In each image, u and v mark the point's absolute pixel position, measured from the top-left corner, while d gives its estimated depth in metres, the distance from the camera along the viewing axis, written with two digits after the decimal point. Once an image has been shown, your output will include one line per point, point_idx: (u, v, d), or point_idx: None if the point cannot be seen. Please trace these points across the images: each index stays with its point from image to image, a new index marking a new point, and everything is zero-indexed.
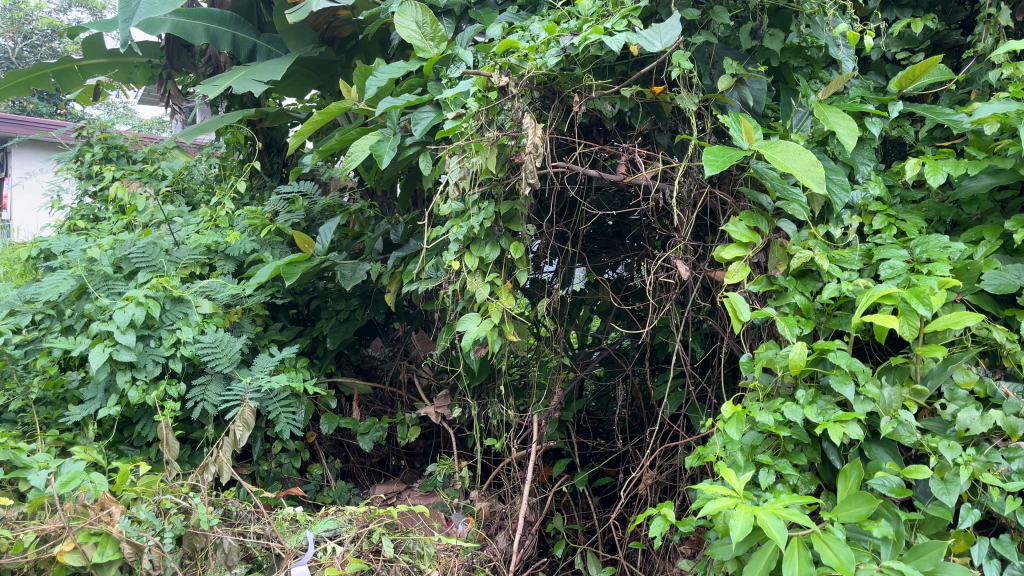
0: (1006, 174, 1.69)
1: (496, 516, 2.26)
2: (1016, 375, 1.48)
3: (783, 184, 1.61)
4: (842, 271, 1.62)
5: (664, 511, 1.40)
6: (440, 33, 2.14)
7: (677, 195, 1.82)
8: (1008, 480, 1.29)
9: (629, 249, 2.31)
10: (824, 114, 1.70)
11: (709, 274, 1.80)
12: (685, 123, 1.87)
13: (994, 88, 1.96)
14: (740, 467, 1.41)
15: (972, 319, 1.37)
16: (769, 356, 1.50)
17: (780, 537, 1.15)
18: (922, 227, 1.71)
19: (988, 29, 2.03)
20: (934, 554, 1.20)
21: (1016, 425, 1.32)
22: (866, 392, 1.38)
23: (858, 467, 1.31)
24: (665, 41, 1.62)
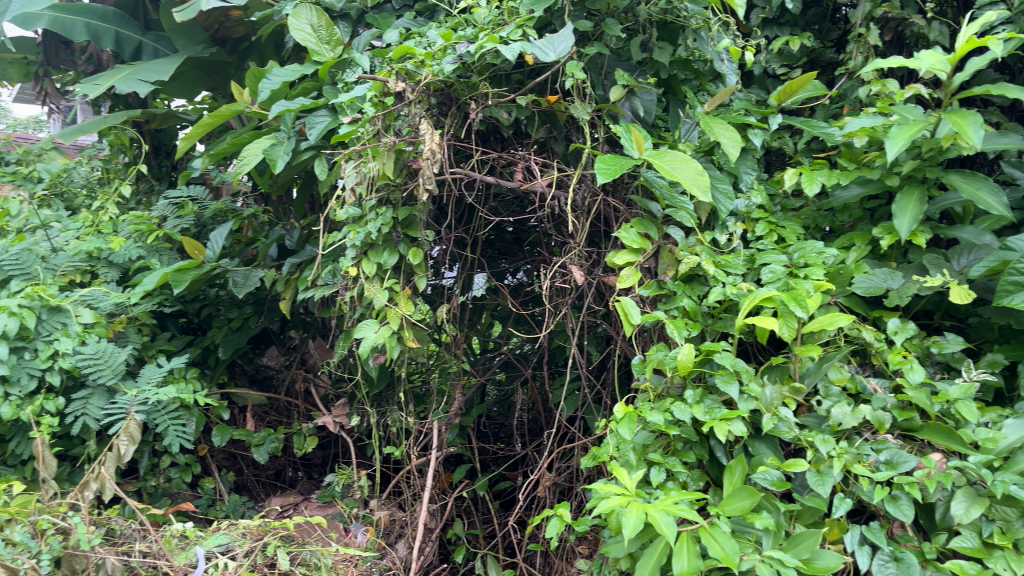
0: (874, 184, 1.81)
1: (396, 524, 2.26)
2: (884, 372, 1.59)
3: (671, 193, 1.69)
4: (727, 275, 1.69)
5: (560, 512, 1.43)
6: (336, 37, 2.12)
7: (572, 203, 1.86)
8: (877, 470, 1.37)
9: (526, 255, 2.34)
10: (710, 125, 1.77)
11: (603, 279, 1.85)
12: (579, 132, 1.91)
13: (864, 103, 2.10)
14: (633, 467, 1.45)
15: (844, 320, 1.47)
16: (660, 358, 1.55)
17: (670, 533, 1.19)
18: (800, 234, 1.81)
19: (858, 48, 2.18)
20: (811, 542, 1.28)
21: (883, 418, 1.43)
22: (749, 391, 1.45)
23: (742, 462, 1.37)
24: (560, 51, 1.66)
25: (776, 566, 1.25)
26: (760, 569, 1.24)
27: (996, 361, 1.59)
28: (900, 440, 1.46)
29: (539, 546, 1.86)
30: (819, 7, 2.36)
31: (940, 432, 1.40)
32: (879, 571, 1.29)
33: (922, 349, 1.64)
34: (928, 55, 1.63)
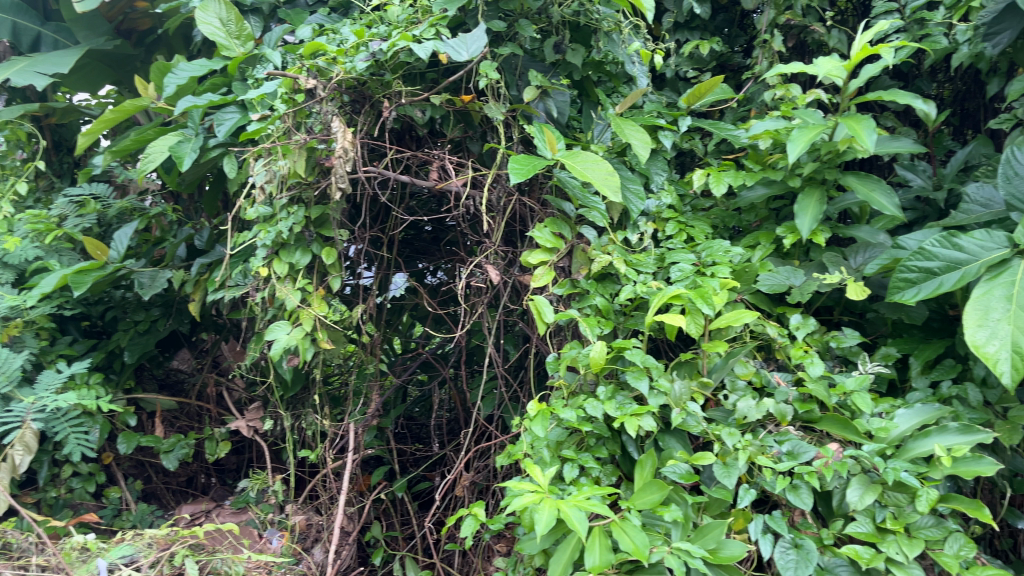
0: (777, 185, 1.88)
1: (313, 529, 2.22)
2: (786, 366, 1.66)
3: (583, 193, 1.72)
4: (638, 274, 1.73)
5: (474, 510, 1.43)
6: (246, 32, 2.07)
7: (488, 202, 1.86)
8: (780, 461, 1.42)
9: (443, 254, 2.32)
10: (621, 127, 1.80)
11: (518, 279, 1.86)
12: (493, 131, 1.91)
13: (769, 107, 2.18)
14: (546, 464, 1.46)
15: (748, 316, 1.52)
16: (573, 355, 1.57)
17: (581, 528, 1.21)
18: (708, 234, 1.87)
19: (764, 53, 2.25)
20: (716, 532, 1.32)
21: (785, 411, 1.48)
22: (659, 386, 1.48)
23: (652, 457, 1.42)
24: (472, 51, 1.66)
25: (683, 557, 1.27)
26: (670, 560, 1.26)
27: (889, 354, 1.67)
28: (801, 431, 1.52)
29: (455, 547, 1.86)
30: (728, 13, 2.43)
31: (837, 423, 1.46)
32: (780, 557, 1.32)
33: (822, 343, 1.71)
34: (826, 61, 1.70)
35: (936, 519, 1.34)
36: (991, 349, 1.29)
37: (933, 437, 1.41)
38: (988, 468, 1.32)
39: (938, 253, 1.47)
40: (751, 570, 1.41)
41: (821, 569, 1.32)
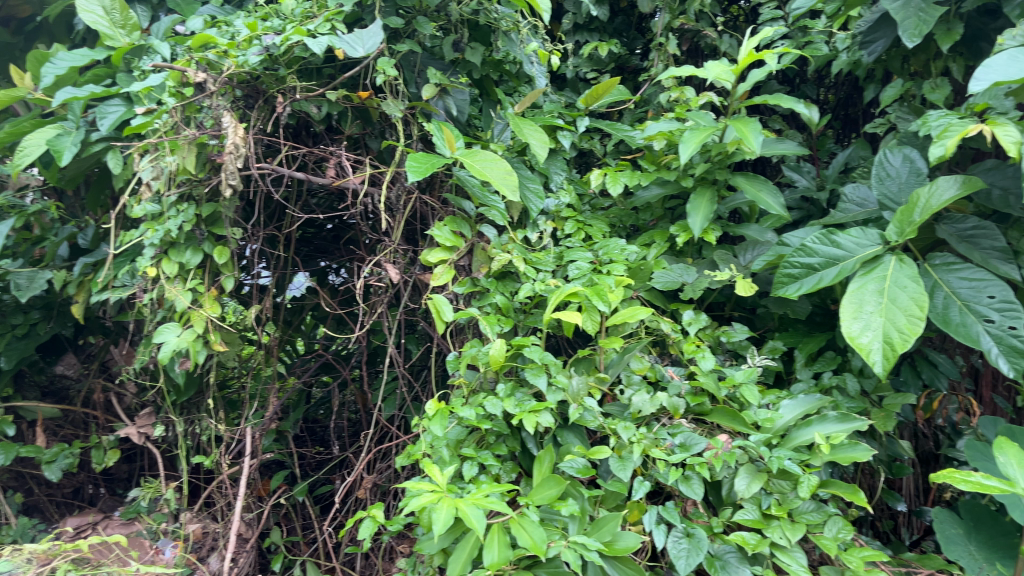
0: (671, 185, 1.93)
1: (209, 537, 2.14)
2: (680, 360, 1.71)
3: (482, 191, 1.73)
4: (537, 272, 1.74)
5: (372, 512, 1.40)
6: (132, 22, 1.98)
7: (386, 201, 1.83)
8: (673, 453, 1.46)
9: (343, 253, 2.29)
10: (520, 126, 1.81)
11: (418, 277, 1.84)
12: (391, 129, 1.89)
13: (665, 109, 2.24)
14: (446, 462, 1.45)
15: (643, 313, 1.56)
16: (473, 353, 1.57)
17: (479, 526, 1.20)
18: (606, 232, 1.91)
19: (659, 56, 2.31)
20: (612, 525, 1.34)
21: (678, 404, 1.52)
22: (557, 382, 1.50)
23: (550, 452, 1.43)
24: (368, 47, 1.65)
25: (580, 550, 1.29)
26: (566, 554, 1.27)
27: (776, 347, 1.75)
28: (692, 423, 1.57)
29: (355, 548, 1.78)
30: (625, 16, 2.48)
31: (727, 415, 1.52)
32: (673, 547, 1.35)
33: (713, 338, 1.78)
34: (715, 65, 1.75)
35: (817, 504, 1.41)
36: (864, 340, 1.35)
37: (815, 426, 1.48)
38: (863, 454, 1.39)
39: (818, 250, 1.53)
40: (646, 560, 1.44)
41: (711, 556, 1.37)
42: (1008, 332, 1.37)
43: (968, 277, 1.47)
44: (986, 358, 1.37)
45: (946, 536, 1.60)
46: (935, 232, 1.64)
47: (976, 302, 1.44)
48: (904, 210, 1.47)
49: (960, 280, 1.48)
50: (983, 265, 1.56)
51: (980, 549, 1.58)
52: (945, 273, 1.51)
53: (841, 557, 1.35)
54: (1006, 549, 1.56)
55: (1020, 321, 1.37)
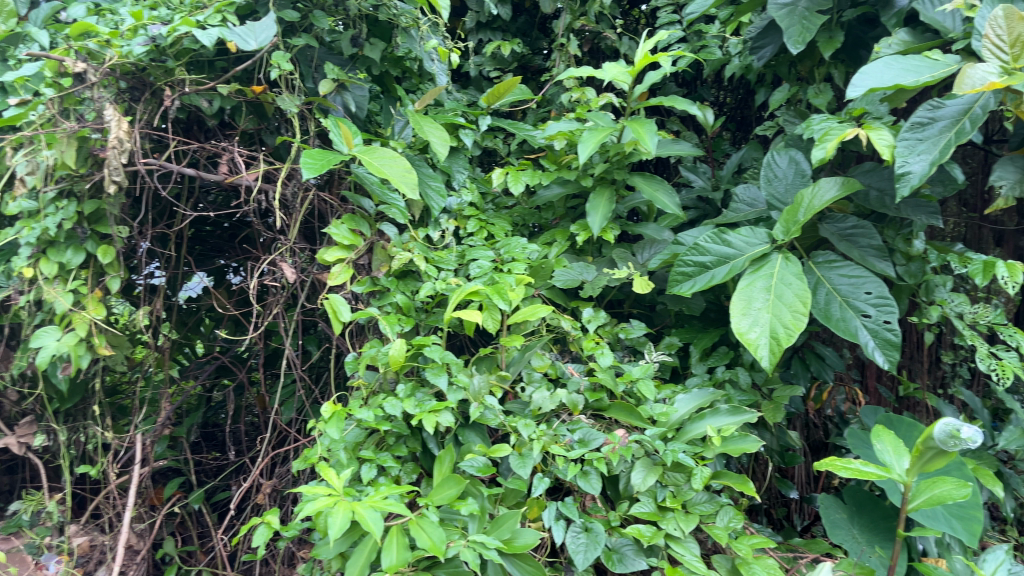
0: (572, 185, 1.96)
1: (97, 550, 2.04)
2: (580, 357, 1.73)
3: (382, 189, 1.70)
4: (438, 271, 1.73)
5: (267, 518, 1.35)
6: (6, 7, 1.86)
7: (282, 198, 1.78)
8: (572, 448, 1.47)
9: (239, 251, 2.22)
10: (420, 124, 1.79)
11: (315, 276, 1.80)
12: (287, 125, 1.85)
13: (567, 109, 2.26)
14: (343, 466, 1.42)
15: (543, 311, 1.57)
16: (372, 354, 1.54)
17: (377, 529, 1.18)
18: (507, 231, 1.92)
19: (561, 56, 2.33)
20: (511, 523, 1.35)
21: (576, 400, 1.53)
22: (457, 382, 1.49)
23: (450, 452, 1.42)
24: (261, 40, 1.60)
25: (479, 549, 1.28)
26: (465, 553, 1.27)
27: (672, 343, 1.79)
28: (591, 419, 1.59)
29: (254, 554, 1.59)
30: (528, 15, 2.50)
31: (624, 410, 1.55)
32: (571, 542, 1.36)
33: (612, 335, 1.81)
34: (612, 67, 1.79)
35: (709, 495, 1.46)
36: (752, 335, 1.39)
37: (707, 420, 1.53)
38: (752, 445, 1.45)
39: (710, 248, 1.58)
40: (545, 556, 1.45)
41: (608, 549, 1.39)
42: (883, 326, 1.45)
43: (847, 274, 1.54)
44: (863, 351, 1.45)
45: (832, 520, 1.67)
46: (818, 231, 1.72)
47: (854, 297, 1.51)
48: (790, 210, 1.53)
49: (841, 277, 1.55)
50: (861, 262, 1.65)
51: (861, 532, 1.66)
52: (828, 270, 1.58)
53: (732, 545, 1.40)
54: (885, 532, 1.65)
55: (893, 316, 1.46)
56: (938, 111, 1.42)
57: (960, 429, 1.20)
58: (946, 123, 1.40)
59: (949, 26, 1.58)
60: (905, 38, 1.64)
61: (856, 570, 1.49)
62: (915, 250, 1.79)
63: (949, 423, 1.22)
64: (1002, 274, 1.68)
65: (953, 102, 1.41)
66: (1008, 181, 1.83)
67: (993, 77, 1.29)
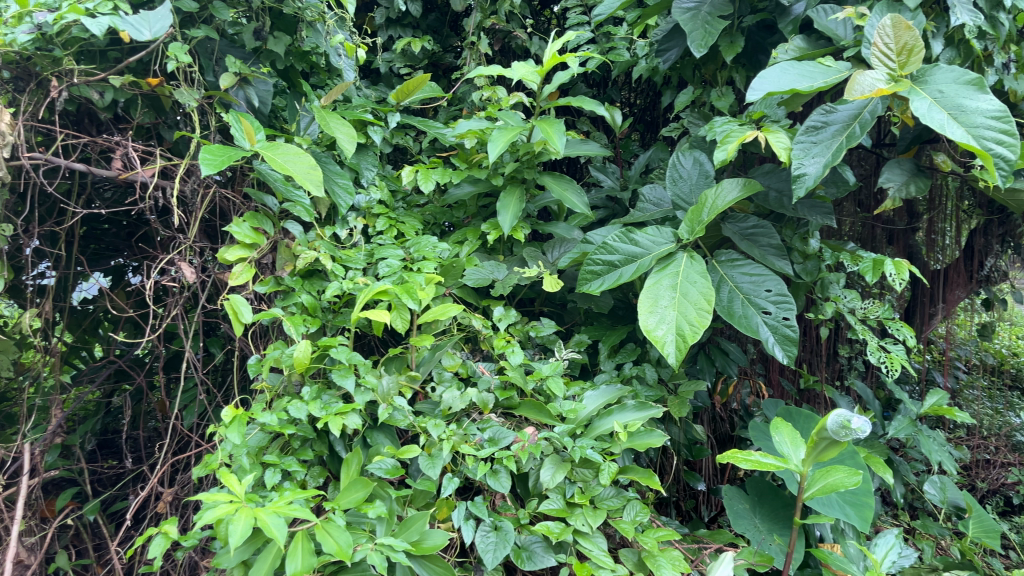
0: (482, 183, 1.96)
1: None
2: (491, 355, 1.73)
3: (286, 186, 1.65)
4: (346, 270, 1.70)
5: (164, 528, 1.28)
6: None
7: (180, 195, 1.71)
8: (481, 447, 1.46)
9: (137, 250, 2.13)
10: (326, 120, 1.73)
11: (217, 277, 1.74)
12: (185, 119, 1.79)
13: (478, 107, 2.26)
14: (246, 471, 1.37)
15: (454, 309, 1.56)
16: (276, 356, 1.50)
17: (279, 535, 1.13)
18: (418, 229, 1.92)
19: (472, 55, 2.33)
20: (419, 524, 1.32)
21: (487, 399, 1.53)
22: (365, 383, 1.46)
23: (358, 454, 1.38)
24: (156, 30, 1.53)
25: (387, 552, 1.25)
26: (373, 557, 1.23)
27: (582, 341, 1.82)
28: (501, 417, 1.60)
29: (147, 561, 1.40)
30: (439, 13, 2.49)
31: (533, 408, 1.55)
32: (481, 541, 1.35)
33: (523, 333, 1.82)
34: (521, 66, 1.78)
35: (616, 490, 1.48)
36: (660, 332, 1.39)
37: (614, 416, 1.55)
38: (658, 439, 1.47)
39: (618, 248, 1.59)
40: (455, 556, 1.45)
41: (517, 547, 1.38)
42: (782, 322, 1.50)
43: (749, 272, 1.59)
44: (763, 346, 1.49)
45: (735, 511, 1.72)
46: (722, 231, 1.77)
47: (756, 295, 1.55)
48: (694, 210, 1.55)
49: (742, 275, 1.60)
50: (761, 261, 1.70)
51: (763, 521, 1.72)
52: (730, 269, 1.62)
53: (638, 539, 1.42)
54: (784, 520, 1.71)
55: (792, 312, 1.50)
56: (830, 116, 1.47)
57: (852, 419, 1.23)
58: (838, 127, 1.45)
59: (840, 34, 1.64)
60: (801, 45, 1.71)
61: (757, 558, 1.54)
62: (811, 248, 1.87)
63: (841, 414, 1.25)
64: (889, 271, 1.76)
65: (845, 108, 1.46)
66: (895, 183, 1.92)
67: (881, 85, 1.35)
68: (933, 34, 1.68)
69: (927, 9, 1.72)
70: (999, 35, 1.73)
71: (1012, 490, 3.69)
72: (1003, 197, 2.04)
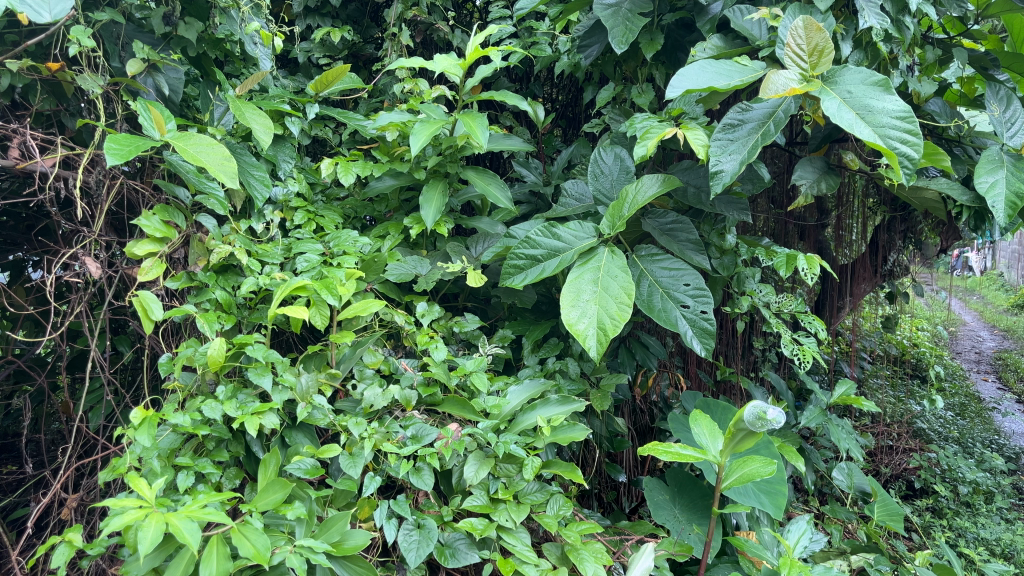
0: (404, 177, 1.93)
1: None
2: (414, 351, 1.72)
3: (198, 178, 1.58)
4: (263, 265, 1.66)
5: (68, 536, 1.20)
6: None
7: (84, 186, 1.62)
8: (404, 445, 1.43)
9: (36, 245, 2.02)
10: (240, 109, 1.66)
11: (125, 271, 1.66)
12: (89, 107, 1.71)
13: (398, 99, 2.23)
14: (157, 474, 1.30)
15: (376, 305, 1.52)
16: (189, 354, 1.43)
17: (193, 541, 1.07)
18: (338, 223, 1.88)
19: (393, 46, 2.29)
20: (341, 525, 1.29)
21: (409, 396, 1.51)
22: (283, 381, 1.42)
23: (275, 454, 1.33)
24: (57, 13, 1.34)
25: (306, 553, 1.21)
26: (292, 560, 1.19)
27: (506, 335, 1.82)
28: (425, 414, 1.58)
29: (36, 561, 1.28)
30: (358, 3, 2.45)
31: (457, 404, 1.55)
32: (403, 539, 1.32)
33: (446, 329, 1.82)
34: (442, 58, 1.74)
35: (540, 485, 1.49)
36: (581, 326, 1.39)
37: (536, 410, 1.55)
38: (580, 433, 1.48)
39: (540, 242, 1.58)
40: (377, 556, 1.42)
41: (441, 544, 1.37)
42: (700, 316, 1.52)
43: (668, 267, 1.61)
44: (682, 339, 1.51)
45: (655, 502, 1.76)
46: (642, 226, 1.81)
47: (674, 289, 1.58)
48: (615, 206, 1.55)
49: (662, 270, 1.62)
50: (680, 255, 1.73)
51: (682, 511, 1.76)
52: (650, 264, 1.64)
53: (561, 533, 1.43)
54: (702, 510, 1.75)
55: (709, 306, 1.53)
56: (746, 114, 1.50)
57: (767, 411, 1.26)
58: (753, 125, 1.49)
59: (755, 34, 1.70)
60: (719, 43, 1.74)
61: (676, 548, 1.56)
62: (727, 244, 1.92)
63: (757, 406, 1.28)
64: (801, 266, 1.80)
65: (759, 106, 1.49)
66: (807, 180, 1.98)
67: (793, 84, 1.39)
68: (843, 37, 1.74)
69: (838, 12, 1.78)
70: (903, 38, 1.81)
71: (913, 474, 3.88)
72: (906, 194, 2.13)
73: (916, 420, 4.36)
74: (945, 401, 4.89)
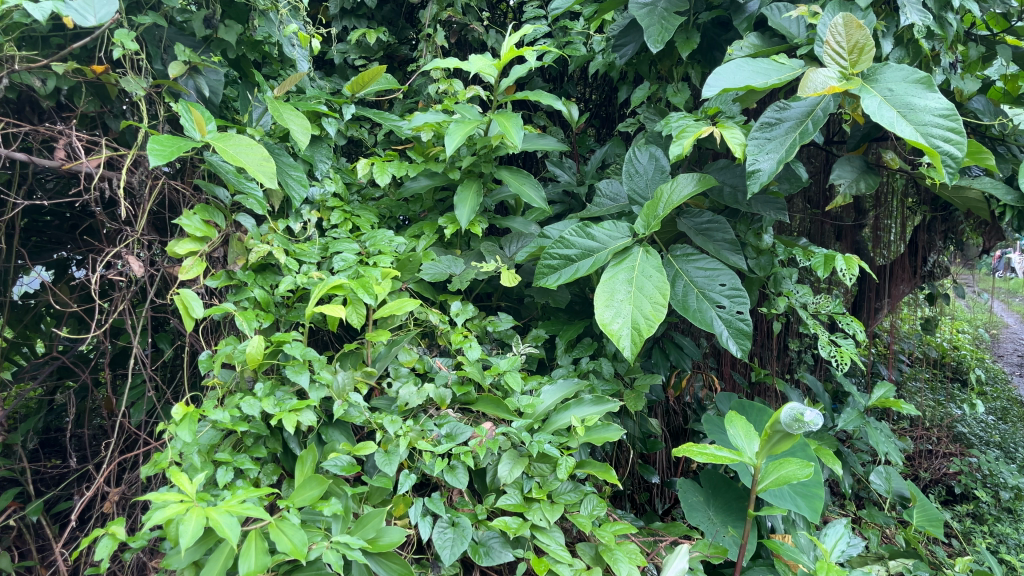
0: (439, 177, 1.94)
1: None
2: (448, 350, 1.73)
3: (237, 178, 1.61)
4: (300, 263, 1.68)
5: (111, 529, 1.22)
6: None
7: (127, 186, 1.65)
8: (438, 443, 1.44)
9: (81, 244, 2.07)
10: (279, 110, 1.68)
11: (165, 270, 1.69)
12: (132, 109, 1.74)
13: (433, 99, 2.25)
14: (197, 470, 1.33)
15: (411, 304, 1.53)
16: (228, 351, 1.45)
17: (233, 535, 1.09)
18: (374, 223, 1.90)
19: (427, 47, 2.30)
20: (376, 521, 1.30)
21: (444, 395, 1.51)
22: (320, 379, 1.43)
23: (313, 450, 1.35)
24: (101, 17, 1.39)
25: (342, 549, 1.22)
26: (328, 555, 1.20)
27: (539, 335, 1.82)
28: (459, 412, 1.59)
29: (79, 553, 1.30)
30: (394, 5, 2.47)
31: (491, 403, 1.56)
32: (438, 537, 1.33)
33: (481, 328, 1.82)
34: (477, 59, 1.74)
35: (573, 485, 1.49)
36: (615, 326, 1.38)
37: (570, 410, 1.55)
38: (614, 433, 1.47)
39: (575, 242, 1.58)
40: (411, 553, 1.43)
41: (475, 543, 1.38)
42: (736, 316, 1.51)
43: (703, 267, 1.60)
44: (718, 340, 1.50)
45: (689, 503, 1.74)
46: (677, 226, 1.80)
47: (710, 289, 1.57)
48: (650, 206, 1.55)
49: (697, 270, 1.61)
50: (716, 255, 1.72)
51: (717, 513, 1.74)
52: (685, 264, 1.63)
53: (595, 533, 1.43)
54: (737, 512, 1.73)
55: (745, 306, 1.51)
56: (784, 112, 1.48)
57: (805, 412, 1.24)
58: (792, 123, 1.47)
59: (794, 32, 1.68)
60: (755, 42, 1.72)
61: (711, 550, 1.55)
62: (764, 244, 1.90)
63: (794, 407, 1.27)
64: (840, 266, 1.77)
65: (797, 105, 1.48)
66: (845, 179, 1.95)
67: (832, 83, 1.37)
68: (883, 34, 1.71)
69: (877, 9, 1.76)
70: (945, 34, 1.77)
71: (952, 479, 3.81)
72: (948, 194, 2.09)
73: (956, 424, 4.28)
74: (987, 405, 4.80)
